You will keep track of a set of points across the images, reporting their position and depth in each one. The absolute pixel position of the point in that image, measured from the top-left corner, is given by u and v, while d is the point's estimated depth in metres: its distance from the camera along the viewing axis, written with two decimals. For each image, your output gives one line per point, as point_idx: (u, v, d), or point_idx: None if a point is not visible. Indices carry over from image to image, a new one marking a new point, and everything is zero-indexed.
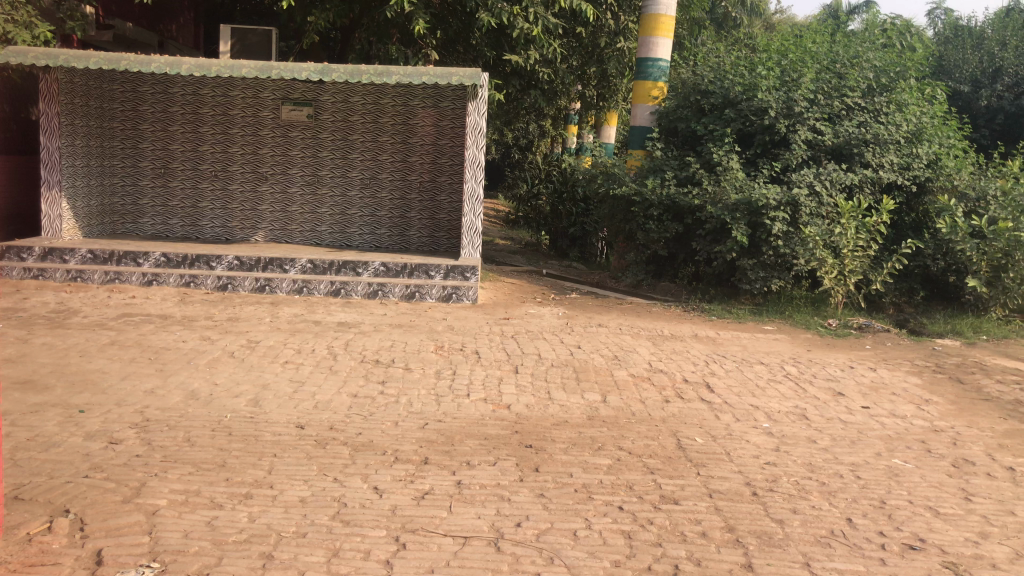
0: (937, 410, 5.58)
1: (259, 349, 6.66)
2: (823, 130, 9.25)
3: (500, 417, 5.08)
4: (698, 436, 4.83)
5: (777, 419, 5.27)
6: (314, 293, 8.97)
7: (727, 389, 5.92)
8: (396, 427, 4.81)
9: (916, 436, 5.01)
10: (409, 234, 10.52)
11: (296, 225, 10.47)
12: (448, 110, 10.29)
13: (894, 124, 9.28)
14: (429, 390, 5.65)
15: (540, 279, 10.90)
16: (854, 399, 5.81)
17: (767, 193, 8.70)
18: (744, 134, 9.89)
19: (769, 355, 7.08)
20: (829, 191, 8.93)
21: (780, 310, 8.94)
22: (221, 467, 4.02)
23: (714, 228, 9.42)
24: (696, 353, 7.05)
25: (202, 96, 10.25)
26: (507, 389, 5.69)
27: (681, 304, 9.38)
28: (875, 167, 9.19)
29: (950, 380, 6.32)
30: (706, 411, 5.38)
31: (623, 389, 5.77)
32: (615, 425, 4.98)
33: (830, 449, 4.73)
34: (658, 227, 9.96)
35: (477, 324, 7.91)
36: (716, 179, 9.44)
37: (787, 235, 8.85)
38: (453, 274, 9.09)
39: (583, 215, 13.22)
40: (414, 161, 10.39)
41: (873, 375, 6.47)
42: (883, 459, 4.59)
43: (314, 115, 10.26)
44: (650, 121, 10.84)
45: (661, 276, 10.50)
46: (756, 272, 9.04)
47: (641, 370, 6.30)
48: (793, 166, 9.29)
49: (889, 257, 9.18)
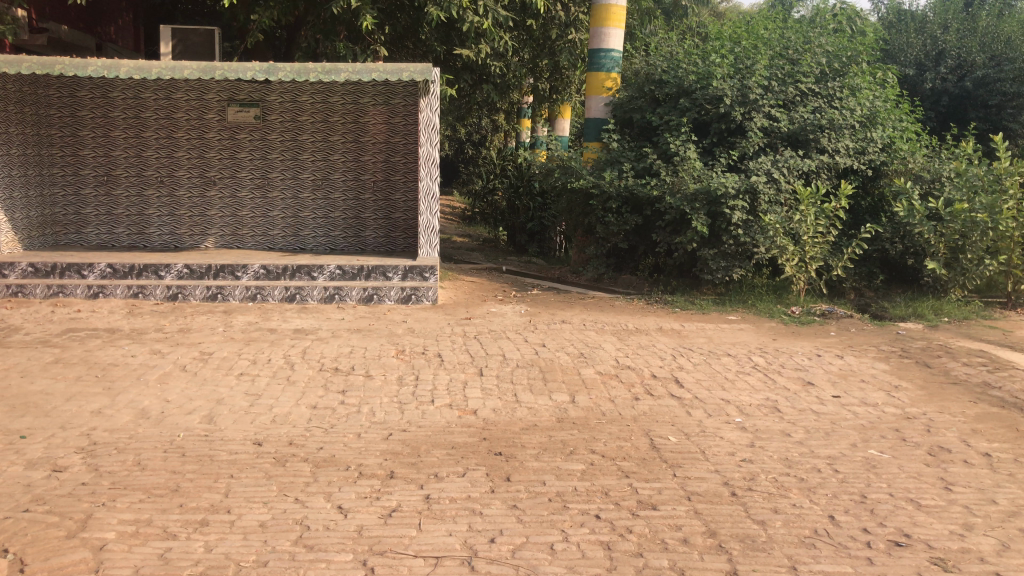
0: (907, 397, 5.54)
1: (212, 361, 6.39)
2: (778, 117, 9.23)
3: (467, 423, 4.90)
4: (671, 434, 4.71)
5: (749, 413, 5.18)
6: (269, 299, 8.71)
7: (697, 384, 5.81)
8: (359, 439, 4.61)
9: (889, 425, 4.96)
10: (364, 235, 10.28)
11: (247, 229, 10.17)
12: (400, 108, 10.07)
13: (848, 108, 9.28)
14: (392, 397, 5.46)
15: (500, 276, 10.73)
16: (824, 388, 5.74)
17: (726, 182, 8.63)
18: (700, 123, 9.81)
19: (735, 346, 7.00)
20: (786, 178, 8.89)
21: (743, 300, 8.89)
22: (174, 492, 3.79)
23: (673, 219, 9.32)
24: (663, 347, 6.94)
25: (143, 100, 9.87)
26: (473, 393, 5.52)
27: (643, 297, 9.27)
28: (831, 152, 9.18)
29: (917, 365, 6.29)
30: (678, 407, 5.27)
31: (592, 388, 5.63)
32: (585, 426, 4.84)
33: (806, 442, 4.64)
34: (617, 219, 9.84)
35: (438, 326, 7.72)
36: (673, 169, 9.35)
37: (746, 224, 8.80)
38: (412, 274, 8.92)
39: (541, 209, 12.97)
40: (367, 160, 10.15)
41: (841, 362, 6.42)
42: (859, 451, 4.52)
43: (261, 116, 9.96)
44: (604, 112, 10.74)
45: (622, 269, 10.40)
46: (717, 262, 8.96)
47: (608, 367, 6.17)
48: (750, 154, 9.25)
49: (848, 242, 9.18)
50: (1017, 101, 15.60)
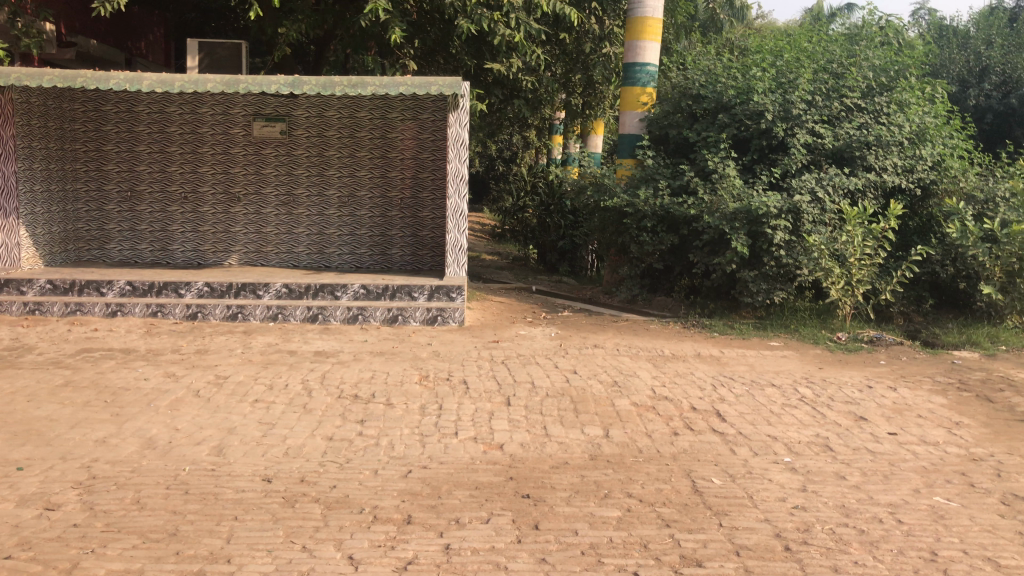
0: (970, 435, 5.08)
1: (227, 386, 6.10)
2: (822, 133, 8.83)
3: (492, 459, 4.55)
4: (715, 476, 4.33)
5: (799, 453, 4.77)
6: (290, 319, 8.42)
7: (740, 418, 5.40)
8: (375, 476, 4.27)
9: (954, 468, 4.51)
10: (390, 253, 9.99)
11: (272, 247, 9.93)
12: (429, 123, 9.81)
13: (896, 125, 8.86)
14: (413, 429, 5.12)
15: (530, 296, 10.39)
16: (878, 424, 5.31)
17: (767, 201, 8.24)
18: (739, 139, 9.44)
19: (779, 375, 6.59)
20: (831, 197, 8.49)
21: (785, 324, 8.46)
22: (171, 538, 3.47)
23: (711, 239, 8.94)
24: (702, 375, 6.53)
25: (169, 115, 9.69)
26: (500, 425, 5.17)
27: (679, 320, 8.87)
28: (878, 170, 8.76)
29: (978, 399, 5.82)
30: (720, 444, 4.87)
31: (627, 421, 5.25)
32: (621, 466, 4.46)
33: (863, 487, 4.23)
34: (652, 239, 9.44)
35: (464, 349, 7.39)
36: (711, 187, 8.98)
37: (789, 245, 8.40)
38: (438, 294, 8.58)
39: (572, 228, 12.74)
40: (394, 177, 9.89)
41: (894, 395, 5.97)
42: (924, 497, 4.09)
43: (287, 131, 9.74)
44: (639, 129, 10.34)
45: (656, 291, 10.00)
46: (758, 284, 8.54)
47: (644, 398, 5.76)
48: (793, 171, 8.84)
49: (897, 265, 8.73)
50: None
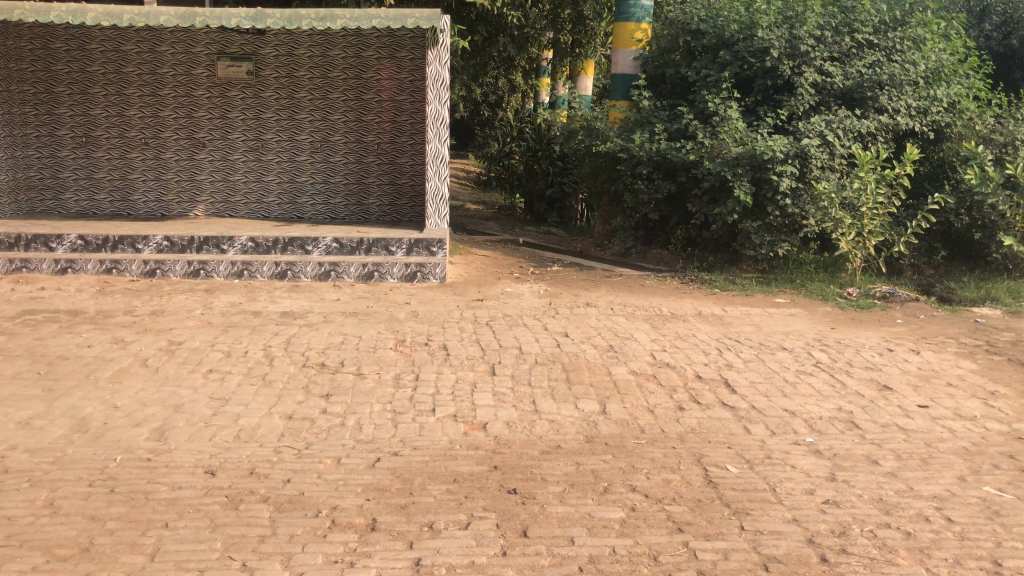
0: (1010, 408, 4.53)
1: (179, 353, 5.46)
2: (831, 72, 8.15)
3: (474, 443, 3.96)
4: (729, 462, 3.77)
5: (822, 432, 4.21)
6: (257, 276, 7.76)
7: (751, 389, 4.83)
8: (338, 467, 3.68)
9: (1000, 449, 3.96)
10: (367, 203, 9.28)
11: (240, 196, 9.22)
12: (406, 62, 9.04)
13: (911, 62, 8.18)
14: (384, 405, 4.52)
15: (516, 249, 9.75)
16: (906, 395, 4.75)
17: (773, 144, 7.59)
18: (742, 79, 8.72)
19: (789, 337, 6.01)
20: (842, 141, 7.83)
21: (790, 279, 7.86)
22: (82, 555, 2.88)
23: (712, 188, 8.27)
24: (705, 338, 5.95)
25: (125, 53, 8.88)
26: (482, 400, 4.57)
27: (677, 275, 8.25)
28: (891, 112, 8.10)
29: (1011, 364, 5.28)
30: (732, 422, 4.31)
31: (626, 394, 4.67)
32: (622, 451, 3.88)
33: (900, 474, 3.67)
34: (648, 187, 8.75)
35: (445, 309, 6.77)
36: (711, 131, 8.30)
37: (795, 193, 7.77)
38: (417, 248, 7.97)
39: (561, 175, 12.09)
40: (370, 120, 9.14)
41: (918, 360, 5.41)
42: (971, 487, 3.55)
43: (254, 71, 8.98)
44: (634, 68, 9.51)
45: (651, 243, 9.34)
46: (761, 236, 7.90)
47: (644, 365, 5.19)
48: (799, 114, 8.18)
49: (910, 215, 8.09)
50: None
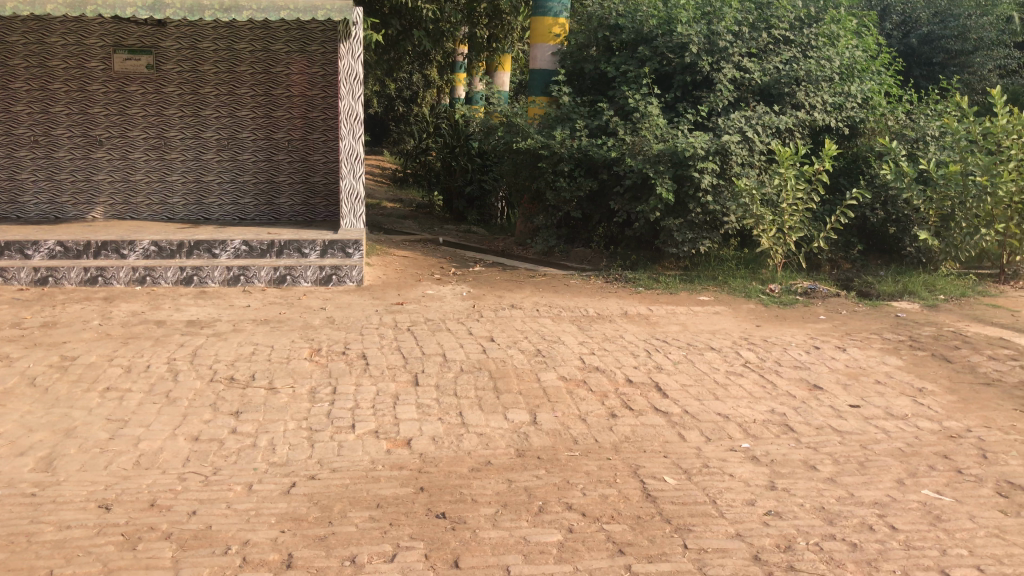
0: (939, 405, 4.53)
1: (72, 370, 5.02)
2: (750, 68, 8.14)
3: (398, 463, 3.72)
4: (666, 473, 3.61)
5: (757, 436, 4.10)
6: (160, 282, 7.28)
7: (682, 392, 4.71)
8: (249, 495, 3.37)
9: (934, 449, 3.92)
10: (279, 203, 8.86)
11: (142, 197, 8.68)
12: (317, 56, 8.67)
13: (826, 59, 8.24)
14: (299, 423, 4.22)
15: (436, 249, 9.48)
16: (837, 395, 4.71)
17: (694, 141, 7.52)
18: (661, 75, 8.63)
19: (716, 336, 5.93)
20: (761, 137, 7.82)
21: (713, 276, 7.82)
22: None
23: (634, 185, 8.17)
24: (633, 339, 5.82)
25: (10, 45, 8.23)
26: (406, 413, 4.33)
27: (601, 274, 8.12)
28: (807, 108, 8.14)
29: (935, 359, 5.31)
30: (666, 428, 4.16)
31: (557, 402, 4.49)
32: (556, 465, 3.68)
33: (839, 480, 3.58)
34: (569, 184, 8.60)
35: (363, 314, 6.48)
36: (632, 127, 8.19)
37: (716, 190, 7.73)
38: (332, 250, 7.64)
39: (481, 171, 11.87)
40: (279, 116, 8.73)
41: (845, 357, 5.39)
42: (911, 491, 3.48)
43: (155, 65, 8.46)
44: (552, 63, 9.38)
45: (574, 241, 9.20)
46: (683, 233, 7.84)
47: (573, 370, 5.01)
48: (719, 110, 8.14)
49: (828, 210, 8.15)
50: (959, 59, 15.08)
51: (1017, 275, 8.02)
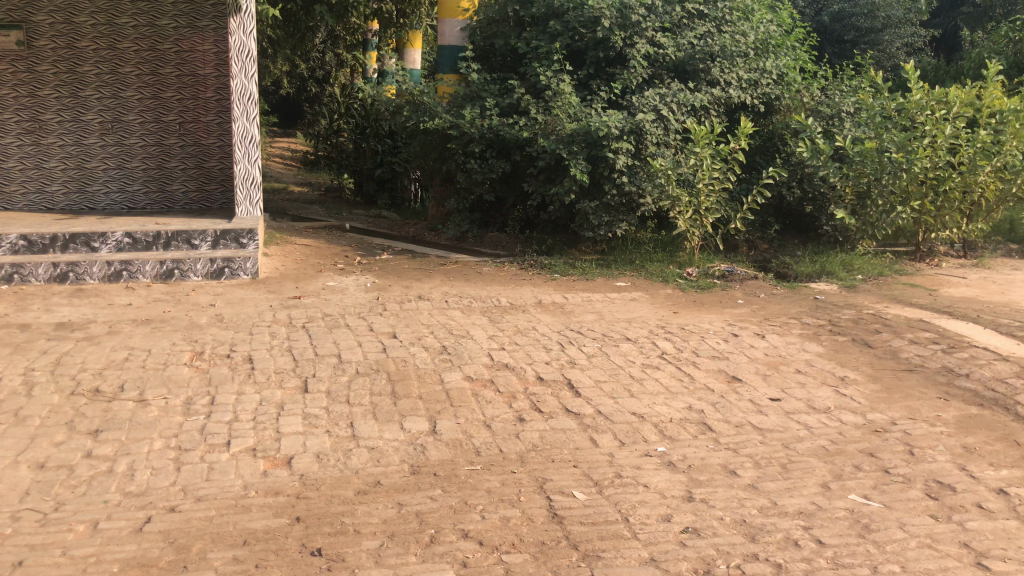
0: (862, 396, 4.30)
1: None
2: (663, 43, 7.85)
3: (273, 488, 3.30)
4: (575, 486, 3.28)
5: (674, 438, 3.79)
6: (31, 279, 6.59)
7: (596, 389, 4.38)
8: (93, 537, 2.89)
9: (859, 447, 3.68)
10: (171, 190, 8.20)
11: (16, 186, 7.88)
12: (209, 33, 8.06)
13: (740, 34, 8.01)
14: (167, 442, 3.73)
15: (343, 236, 8.97)
16: (757, 387, 4.45)
17: (608, 120, 7.20)
18: (573, 51, 8.26)
19: (633, 325, 5.63)
20: (676, 115, 7.54)
21: (629, 260, 7.54)
22: None
23: (547, 166, 7.80)
24: (546, 330, 5.47)
25: None
26: (290, 427, 3.89)
27: (515, 260, 7.76)
28: (722, 85, 7.91)
29: (856, 345, 5.10)
30: (577, 433, 3.82)
31: (459, 406, 4.10)
32: (453, 484, 3.31)
33: (759, 486, 3.30)
34: (481, 166, 8.18)
35: (256, 311, 5.97)
36: (544, 106, 7.82)
37: (631, 170, 7.43)
38: (225, 241, 7.08)
39: (391, 152, 11.36)
40: (169, 97, 8.08)
41: (765, 345, 5.15)
42: (836, 496, 3.22)
43: (26, 41, 7.68)
44: (461, 39, 8.96)
45: (487, 225, 8.80)
46: (598, 216, 7.51)
47: (480, 369, 4.63)
48: (633, 88, 7.83)
49: (744, 190, 7.95)
50: (870, 36, 15.24)
51: (932, 253, 7.95)
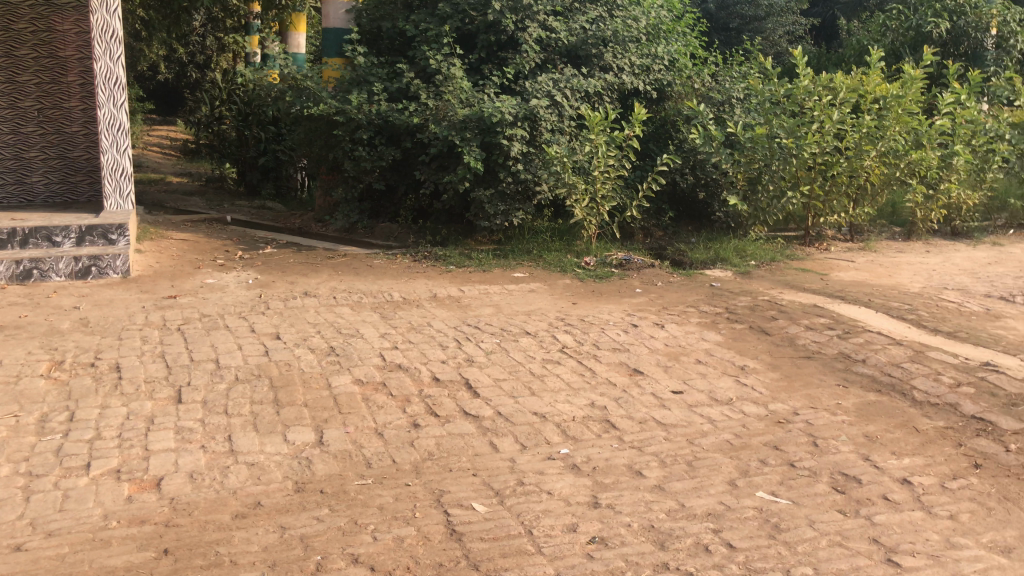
0: (762, 386, 4.24)
1: None
2: (555, 28, 7.69)
3: (139, 516, 2.95)
4: (474, 496, 3.07)
5: (577, 439, 3.62)
6: None
7: (494, 389, 4.17)
8: None
9: (763, 439, 3.60)
10: (30, 182, 7.50)
11: None
12: (69, 11, 7.42)
13: (632, 18, 7.93)
14: (16, 468, 3.31)
15: (224, 229, 8.47)
16: (658, 380, 4.33)
17: (501, 106, 6.99)
18: (464, 34, 7.98)
19: (531, 318, 5.45)
20: (570, 101, 7.40)
21: (526, 250, 7.36)
22: None
23: (439, 154, 7.53)
24: (441, 326, 5.22)
25: None
26: (160, 443, 3.53)
27: (408, 252, 7.47)
28: (615, 71, 7.81)
29: (753, 333, 5.06)
30: (476, 437, 3.60)
31: (349, 413, 3.82)
32: (342, 501, 3.04)
33: (666, 487, 3.17)
34: (370, 154, 7.84)
35: (125, 313, 5.50)
36: (435, 91, 7.55)
37: (526, 158, 7.25)
38: (92, 238, 6.51)
39: (276, 140, 10.84)
40: (25, 81, 7.39)
41: (664, 336, 5.05)
42: (743, 494, 3.11)
43: None
44: (346, 21, 8.57)
45: (379, 215, 8.46)
46: (494, 205, 7.30)
47: (371, 371, 4.35)
48: (525, 73, 7.64)
49: (639, 177, 7.89)
50: (754, 24, 15.55)
51: (821, 237, 8.10)
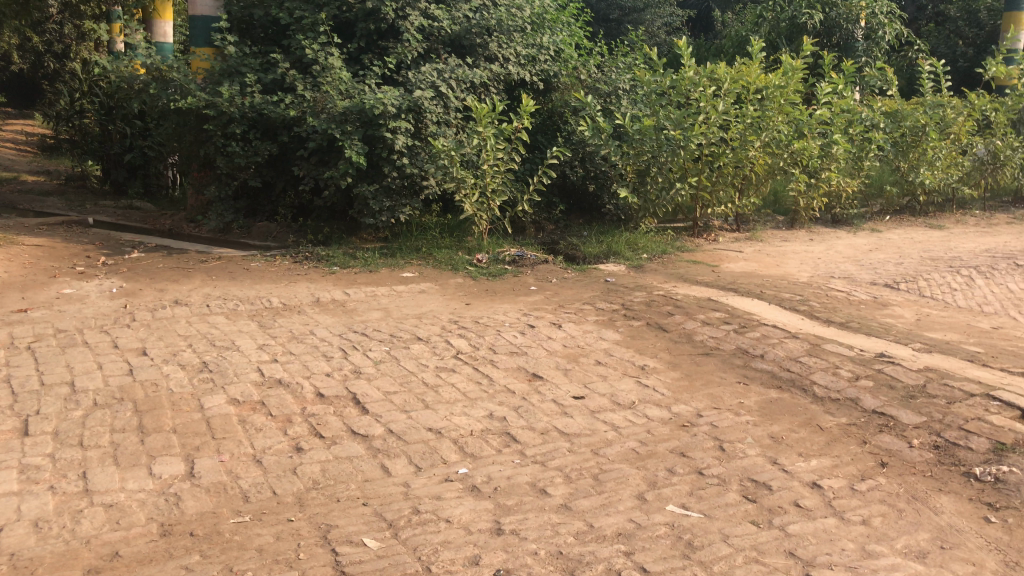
0: (664, 387, 4.11)
1: None
2: (438, 16, 7.40)
3: None
4: (365, 531, 2.78)
5: (475, 456, 3.38)
6: None
7: (385, 403, 3.87)
8: None
9: (669, 446, 3.45)
10: None
11: None
12: None
13: (516, 7, 7.74)
14: None
15: (85, 232, 7.80)
16: (558, 385, 4.14)
17: (383, 97, 6.65)
18: (341, 22, 7.58)
19: (422, 322, 5.17)
20: (455, 92, 7.13)
21: (415, 248, 7.06)
22: None
23: (319, 148, 7.12)
24: (325, 335, 4.87)
25: None
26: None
27: (289, 253, 7.05)
28: (501, 61, 7.60)
29: (651, 330, 4.94)
30: (366, 460, 3.31)
31: (224, 439, 3.45)
32: (215, 545, 2.70)
33: (573, 506, 2.97)
34: (244, 149, 7.35)
35: None
36: (313, 82, 7.13)
37: (411, 151, 6.93)
38: None
39: (141, 135, 10.10)
40: None
41: (562, 336, 4.87)
42: (654, 509, 2.94)
43: None
44: (214, 8, 7.99)
45: (256, 214, 7.97)
46: (380, 202, 6.96)
47: (248, 389, 3.98)
48: (408, 63, 7.32)
49: (528, 170, 7.70)
50: (633, 15, 15.69)
51: (710, 228, 8.11)
